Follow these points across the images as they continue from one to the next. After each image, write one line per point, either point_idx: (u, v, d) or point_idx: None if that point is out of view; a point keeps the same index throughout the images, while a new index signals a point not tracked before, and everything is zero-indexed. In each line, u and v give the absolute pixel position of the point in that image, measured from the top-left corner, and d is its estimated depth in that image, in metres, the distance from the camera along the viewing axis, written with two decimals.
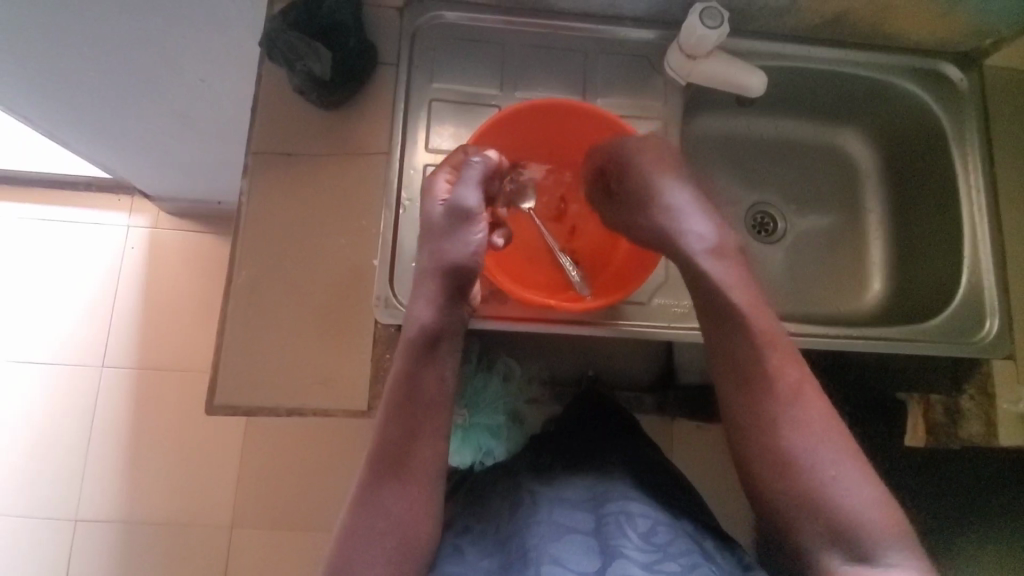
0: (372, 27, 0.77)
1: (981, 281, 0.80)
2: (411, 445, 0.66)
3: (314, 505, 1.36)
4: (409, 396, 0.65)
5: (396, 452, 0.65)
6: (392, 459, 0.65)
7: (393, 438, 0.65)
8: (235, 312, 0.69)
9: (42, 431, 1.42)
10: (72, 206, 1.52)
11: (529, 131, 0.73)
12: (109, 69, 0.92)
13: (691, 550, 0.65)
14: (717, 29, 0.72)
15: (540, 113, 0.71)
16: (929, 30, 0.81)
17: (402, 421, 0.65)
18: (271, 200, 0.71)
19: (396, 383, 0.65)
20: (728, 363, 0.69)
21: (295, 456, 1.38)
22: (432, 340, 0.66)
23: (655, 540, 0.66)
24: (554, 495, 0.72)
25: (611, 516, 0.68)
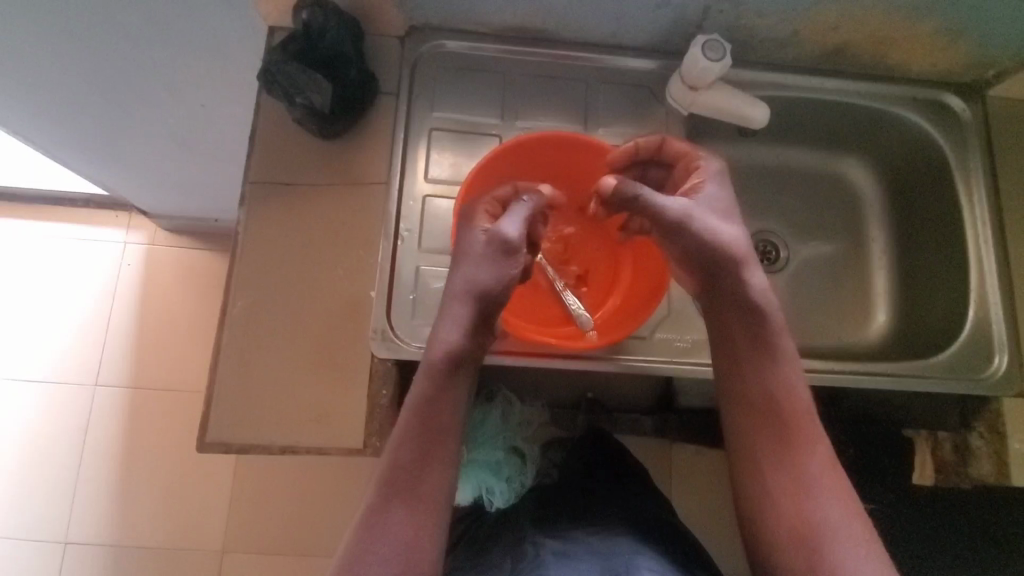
0: (373, 56, 0.77)
1: (988, 315, 0.78)
2: (426, 468, 0.60)
3: (307, 530, 1.33)
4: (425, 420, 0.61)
5: (409, 476, 0.60)
6: (401, 482, 0.60)
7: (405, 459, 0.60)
8: (229, 345, 0.67)
9: (32, 452, 1.40)
10: (70, 223, 1.51)
11: (553, 160, 0.73)
12: (108, 92, 0.91)
13: None
14: (720, 61, 0.72)
15: (563, 146, 0.70)
16: (932, 61, 0.81)
17: (420, 441, 0.61)
18: (268, 230, 0.70)
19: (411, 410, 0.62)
20: (754, 401, 0.65)
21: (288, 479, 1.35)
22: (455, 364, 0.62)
23: None
24: (560, 546, 0.70)
25: (619, 566, 0.65)
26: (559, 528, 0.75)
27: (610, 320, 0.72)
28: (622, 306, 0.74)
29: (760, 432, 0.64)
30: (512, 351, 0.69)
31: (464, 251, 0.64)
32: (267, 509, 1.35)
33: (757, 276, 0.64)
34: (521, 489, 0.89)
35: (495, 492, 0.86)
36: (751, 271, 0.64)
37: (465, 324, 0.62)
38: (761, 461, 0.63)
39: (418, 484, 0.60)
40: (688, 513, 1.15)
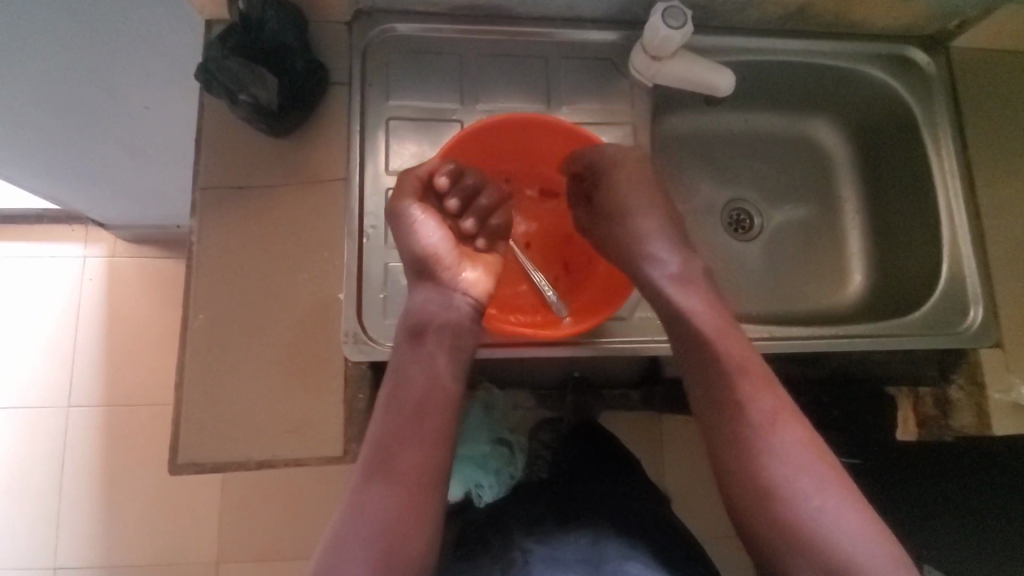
0: (320, 45, 0.72)
1: (961, 270, 0.79)
2: (401, 443, 0.56)
3: (305, 534, 1.31)
4: (393, 395, 0.58)
5: (384, 456, 0.56)
6: (382, 463, 0.55)
7: (376, 436, 0.56)
8: (194, 362, 0.64)
9: (9, 481, 1.35)
10: (23, 241, 1.44)
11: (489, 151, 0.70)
12: (42, 102, 0.85)
13: None
14: (681, 29, 0.69)
15: (499, 132, 0.67)
16: (895, 16, 0.79)
17: (390, 420, 0.57)
18: (225, 238, 0.67)
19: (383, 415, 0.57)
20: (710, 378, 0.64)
21: (278, 485, 1.33)
22: (417, 330, 0.59)
23: None
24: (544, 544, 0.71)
25: None
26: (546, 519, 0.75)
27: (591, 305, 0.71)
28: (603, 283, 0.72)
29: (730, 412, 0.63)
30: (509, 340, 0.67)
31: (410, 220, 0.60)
32: (260, 519, 1.32)
33: (669, 267, 0.67)
34: (511, 480, 0.91)
35: (483, 484, 0.88)
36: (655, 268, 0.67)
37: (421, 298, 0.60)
38: (726, 415, 0.62)
39: (395, 467, 0.55)
40: (681, 484, 1.16)
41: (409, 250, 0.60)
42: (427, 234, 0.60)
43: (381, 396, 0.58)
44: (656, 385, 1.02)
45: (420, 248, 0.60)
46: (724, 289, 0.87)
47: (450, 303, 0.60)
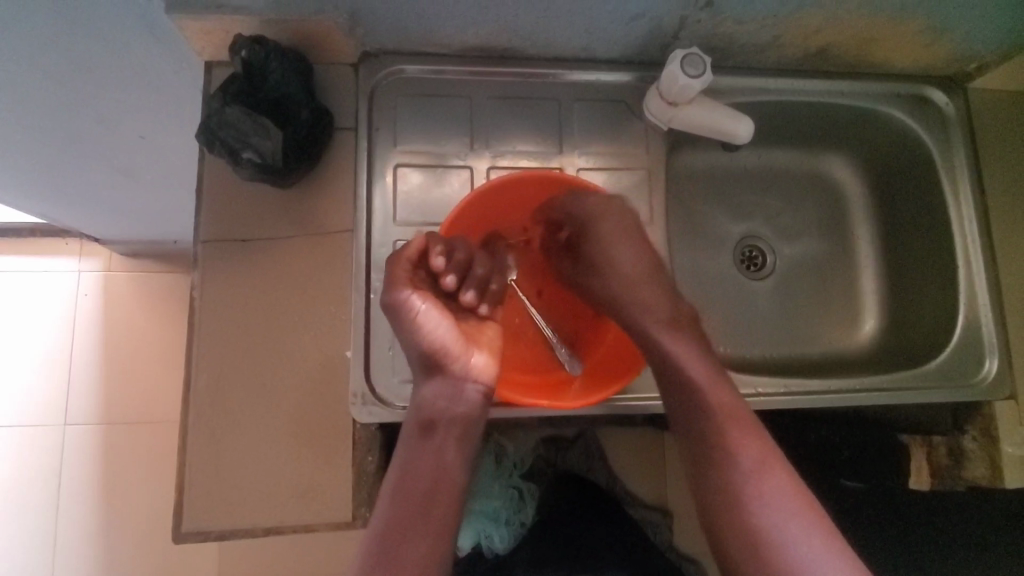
0: (326, 87, 0.70)
1: (977, 317, 0.78)
2: (403, 535, 0.55)
3: None
4: (402, 482, 0.57)
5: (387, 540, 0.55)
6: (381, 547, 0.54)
7: (385, 523, 0.55)
8: (198, 425, 0.62)
9: (5, 501, 1.33)
10: (18, 255, 1.40)
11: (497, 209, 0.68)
12: (35, 133, 0.82)
13: None
14: (700, 78, 0.67)
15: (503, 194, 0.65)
16: (916, 58, 0.78)
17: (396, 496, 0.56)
18: (228, 293, 0.65)
19: (392, 497, 0.57)
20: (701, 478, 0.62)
21: None
22: (427, 423, 0.58)
23: None
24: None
25: None
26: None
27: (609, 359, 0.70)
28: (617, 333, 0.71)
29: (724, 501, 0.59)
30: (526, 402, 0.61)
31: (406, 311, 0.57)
32: None
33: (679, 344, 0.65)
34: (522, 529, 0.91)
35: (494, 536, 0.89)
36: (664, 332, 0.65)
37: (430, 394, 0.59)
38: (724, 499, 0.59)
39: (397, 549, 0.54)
40: None
41: (411, 344, 0.58)
42: (427, 324, 0.57)
43: (386, 485, 0.58)
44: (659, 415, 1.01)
45: (423, 340, 0.57)
46: (736, 330, 0.86)
47: (461, 396, 0.59)
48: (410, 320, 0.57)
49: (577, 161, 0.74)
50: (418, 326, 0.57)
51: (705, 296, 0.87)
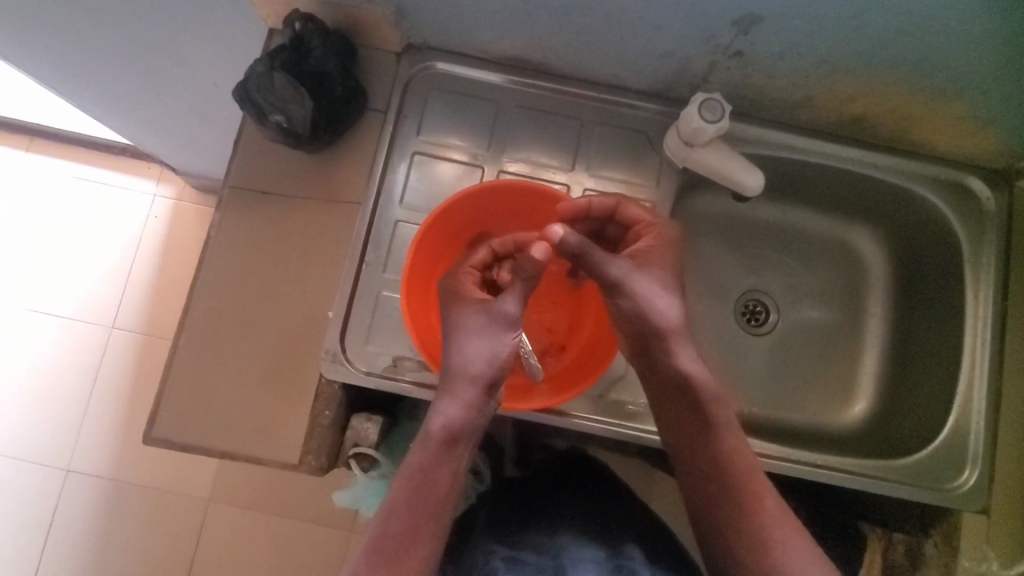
0: (367, 70, 0.76)
1: (968, 423, 0.74)
2: (411, 537, 0.56)
3: (303, 502, 1.32)
4: (414, 492, 0.57)
5: (399, 544, 0.55)
6: (385, 553, 0.55)
7: (390, 528, 0.56)
8: (187, 346, 0.69)
9: (45, 383, 1.41)
10: (109, 167, 1.50)
11: (501, 208, 0.72)
12: (125, 60, 0.90)
13: None
14: (716, 123, 0.67)
15: (500, 193, 0.69)
16: (959, 144, 0.75)
17: (410, 504, 0.57)
18: (238, 236, 0.71)
19: (403, 505, 0.57)
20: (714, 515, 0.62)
21: None
22: (455, 435, 0.58)
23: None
24: (510, 552, 0.67)
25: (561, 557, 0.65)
26: (521, 535, 0.71)
27: (578, 368, 0.71)
28: (590, 347, 0.72)
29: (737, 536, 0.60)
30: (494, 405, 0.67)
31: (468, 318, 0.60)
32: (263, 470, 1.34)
33: (686, 357, 0.63)
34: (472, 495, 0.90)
35: None
36: (678, 347, 0.62)
37: (469, 402, 0.58)
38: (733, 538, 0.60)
39: (404, 555, 0.55)
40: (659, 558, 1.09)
41: (466, 349, 0.59)
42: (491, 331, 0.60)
43: (395, 494, 0.57)
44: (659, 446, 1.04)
45: (481, 347, 0.59)
46: (720, 379, 0.85)
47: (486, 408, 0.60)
48: (480, 324, 0.60)
49: (585, 181, 0.76)
50: (486, 333, 0.60)
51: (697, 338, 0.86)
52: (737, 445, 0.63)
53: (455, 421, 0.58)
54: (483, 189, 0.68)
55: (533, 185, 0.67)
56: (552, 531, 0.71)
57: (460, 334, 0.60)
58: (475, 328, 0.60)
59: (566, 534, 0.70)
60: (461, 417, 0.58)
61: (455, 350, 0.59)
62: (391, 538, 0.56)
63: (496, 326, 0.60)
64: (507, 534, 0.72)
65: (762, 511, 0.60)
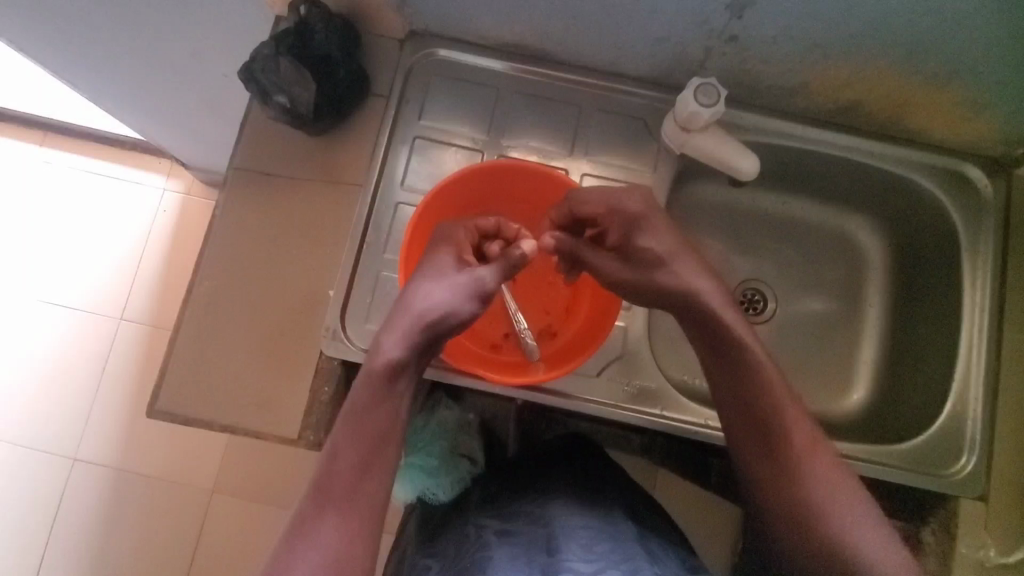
0: (370, 56, 0.77)
1: (965, 409, 0.74)
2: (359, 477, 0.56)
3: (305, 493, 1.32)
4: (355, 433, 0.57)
5: (347, 484, 0.55)
6: (330, 488, 0.55)
7: (334, 471, 0.56)
8: (191, 321, 0.70)
9: (54, 373, 1.43)
10: (120, 163, 1.53)
11: (497, 190, 0.74)
12: (136, 51, 0.92)
13: (633, 556, 0.66)
14: (711, 107, 0.68)
15: (496, 173, 0.71)
16: (956, 131, 0.76)
17: (352, 438, 0.57)
18: (242, 215, 0.73)
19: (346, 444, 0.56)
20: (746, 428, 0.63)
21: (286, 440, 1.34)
22: (392, 378, 0.59)
23: (597, 549, 0.66)
24: (502, 526, 0.72)
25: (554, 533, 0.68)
26: (512, 508, 0.76)
27: (569, 351, 0.72)
28: (582, 332, 0.73)
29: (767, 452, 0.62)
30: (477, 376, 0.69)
31: (431, 267, 0.63)
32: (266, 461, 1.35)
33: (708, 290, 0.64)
34: (466, 477, 0.91)
35: (437, 491, 0.88)
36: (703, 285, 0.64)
37: (410, 342, 0.59)
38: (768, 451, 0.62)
39: (352, 495, 0.55)
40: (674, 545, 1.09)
41: (421, 291, 0.61)
42: (448, 282, 0.62)
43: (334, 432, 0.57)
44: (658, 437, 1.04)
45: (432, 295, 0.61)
46: None
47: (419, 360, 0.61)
48: (442, 274, 0.63)
49: (583, 166, 0.77)
50: (445, 282, 0.62)
51: None
52: (778, 391, 0.63)
53: (395, 362, 0.58)
54: (480, 168, 0.69)
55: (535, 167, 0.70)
56: (540, 501, 0.75)
57: (429, 279, 0.62)
58: (441, 276, 0.62)
59: (553, 505, 0.74)
60: (403, 357, 0.59)
61: (420, 291, 0.61)
62: (328, 478, 0.55)
63: (455, 279, 0.62)
64: (495, 508, 0.77)
65: (801, 457, 0.60)
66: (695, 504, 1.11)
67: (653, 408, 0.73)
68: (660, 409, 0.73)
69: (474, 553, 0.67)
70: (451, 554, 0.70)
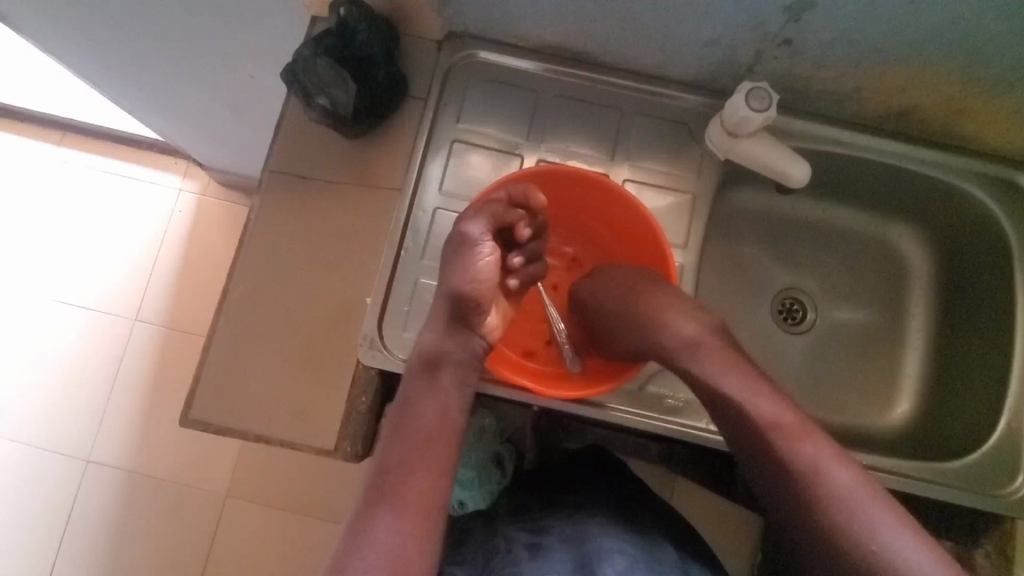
0: (407, 57, 0.75)
1: (1021, 426, 0.72)
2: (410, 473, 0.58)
3: (321, 500, 1.30)
4: (403, 424, 0.61)
5: (397, 479, 0.58)
6: (383, 486, 0.57)
7: (388, 467, 0.58)
8: (225, 328, 0.69)
9: (69, 374, 1.41)
10: (136, 163, 1.51)
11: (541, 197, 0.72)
12: (162, 52, 0.90)
13: None
14: (763, 112, 0.66)
15: (544, 181, 0.69)
16: (1012, 139, 0.73)
17: (397, 439, 0.60)
18: (278, 219, 0.71)
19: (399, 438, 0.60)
20: (741, 434, 0.60)
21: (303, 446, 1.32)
22: (433, 363, 0.63)
23: None
24: (532, 538, 0.70)
25: (588, 555, 0.66)
26: (544, 522, 0.73)
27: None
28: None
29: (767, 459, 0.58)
30: (516, 387, 0.67)
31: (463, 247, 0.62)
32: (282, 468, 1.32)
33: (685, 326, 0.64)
34: (496, 488, 0.90)
35: (467, 500, 0.89)
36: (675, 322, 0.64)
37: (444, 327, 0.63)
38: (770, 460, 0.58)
39: (404, 492, 0.57)
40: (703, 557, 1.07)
41: (454, 276, 0.62)
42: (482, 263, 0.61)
43: (384, 432, 0.61)
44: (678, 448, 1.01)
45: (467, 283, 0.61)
46: None
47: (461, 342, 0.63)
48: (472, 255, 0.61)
49: (625, 171, 0.75)
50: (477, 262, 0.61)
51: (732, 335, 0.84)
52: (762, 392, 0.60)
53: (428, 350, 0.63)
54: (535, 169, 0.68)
55: (586, 175, 0.68)
56: (574, 517, 0.73)
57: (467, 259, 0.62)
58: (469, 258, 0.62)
59: (588, 523, 0.71)
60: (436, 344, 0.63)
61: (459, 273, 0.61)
62: (379, 476, 0.58)
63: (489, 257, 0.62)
64: (528, 520, 0.75)
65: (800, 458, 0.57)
66: (723, 518, 1.09)
67: (699, 421, 0.71)
68: (705, 423, 0.71)
69: (502, 568, 0.65)
70: (480, 565, 0.68)
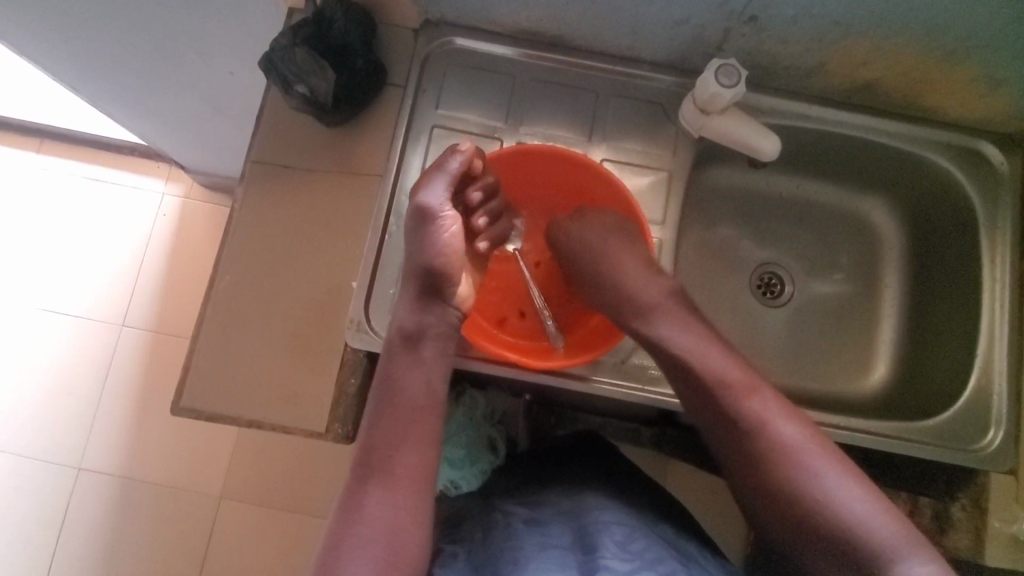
0: (385, 46, 0.77)
1: (990, 385, 0.74)
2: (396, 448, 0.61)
3: (317, 496, 1.31)
4: (392, 401, 0.63)
5: (385, 457, 0.60)
6: (372, 464, 0.60)
7: (375, 442, 0.61)
8: (213, 316, 0.69)
9: (57, 383, 1.41)
10: (117, 168, 1.51)
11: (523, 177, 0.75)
12: (139, 52, 0.90)
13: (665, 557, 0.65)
14: (732, 88, 0.69)
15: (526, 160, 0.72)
16: (972, 108, 0.76)
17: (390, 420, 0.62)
18: (261, 207, 0.72)
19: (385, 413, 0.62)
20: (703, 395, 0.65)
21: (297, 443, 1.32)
22: (415, 338, 0.64)
23: (631, 546, 0.65)
24: (530, 514, 0.71)
25: (587, 527, 0.67)
26: (541, 497, 0.75)
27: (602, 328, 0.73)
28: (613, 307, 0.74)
29: (722, 421, 0.64)
30: (505, 361, 0.69)
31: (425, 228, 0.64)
32: (276, 465, 1.32)
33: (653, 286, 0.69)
34: (488, 469, 0.92)
35: (459, 481, 0.91)
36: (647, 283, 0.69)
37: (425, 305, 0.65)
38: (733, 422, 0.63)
39: (393, 471, 0.60)
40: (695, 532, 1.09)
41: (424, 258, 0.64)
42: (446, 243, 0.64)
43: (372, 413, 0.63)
44: (668, 429, 1.01)
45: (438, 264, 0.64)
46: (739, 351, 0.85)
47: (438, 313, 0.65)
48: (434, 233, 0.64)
49: (602, 152, 0.76)
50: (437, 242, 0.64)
51: (713, 310, 0.86)
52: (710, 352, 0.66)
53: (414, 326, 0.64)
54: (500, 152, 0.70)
55: (570, 154, 0.70)
56: (571, 492, 0.74)
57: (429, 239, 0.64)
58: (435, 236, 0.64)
59: (587, 497, 0.72)
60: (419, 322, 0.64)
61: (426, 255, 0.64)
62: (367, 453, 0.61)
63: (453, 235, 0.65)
64: (528, 495, 0.76)
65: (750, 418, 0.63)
66: (713, 493, 1.11)
67: None
68: None
69: (503, 541, 0.66)
70: (478, 540, 0.68)
